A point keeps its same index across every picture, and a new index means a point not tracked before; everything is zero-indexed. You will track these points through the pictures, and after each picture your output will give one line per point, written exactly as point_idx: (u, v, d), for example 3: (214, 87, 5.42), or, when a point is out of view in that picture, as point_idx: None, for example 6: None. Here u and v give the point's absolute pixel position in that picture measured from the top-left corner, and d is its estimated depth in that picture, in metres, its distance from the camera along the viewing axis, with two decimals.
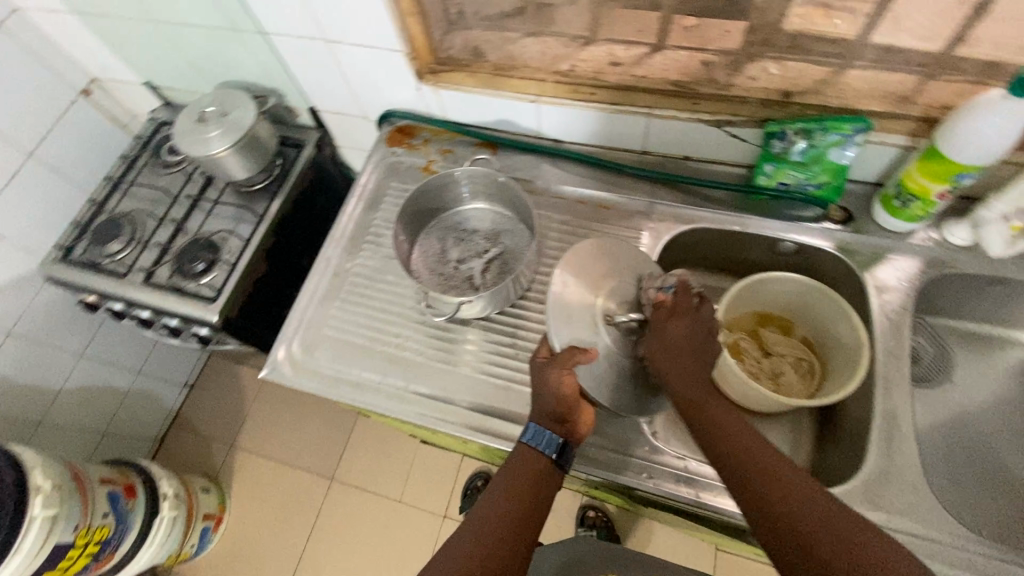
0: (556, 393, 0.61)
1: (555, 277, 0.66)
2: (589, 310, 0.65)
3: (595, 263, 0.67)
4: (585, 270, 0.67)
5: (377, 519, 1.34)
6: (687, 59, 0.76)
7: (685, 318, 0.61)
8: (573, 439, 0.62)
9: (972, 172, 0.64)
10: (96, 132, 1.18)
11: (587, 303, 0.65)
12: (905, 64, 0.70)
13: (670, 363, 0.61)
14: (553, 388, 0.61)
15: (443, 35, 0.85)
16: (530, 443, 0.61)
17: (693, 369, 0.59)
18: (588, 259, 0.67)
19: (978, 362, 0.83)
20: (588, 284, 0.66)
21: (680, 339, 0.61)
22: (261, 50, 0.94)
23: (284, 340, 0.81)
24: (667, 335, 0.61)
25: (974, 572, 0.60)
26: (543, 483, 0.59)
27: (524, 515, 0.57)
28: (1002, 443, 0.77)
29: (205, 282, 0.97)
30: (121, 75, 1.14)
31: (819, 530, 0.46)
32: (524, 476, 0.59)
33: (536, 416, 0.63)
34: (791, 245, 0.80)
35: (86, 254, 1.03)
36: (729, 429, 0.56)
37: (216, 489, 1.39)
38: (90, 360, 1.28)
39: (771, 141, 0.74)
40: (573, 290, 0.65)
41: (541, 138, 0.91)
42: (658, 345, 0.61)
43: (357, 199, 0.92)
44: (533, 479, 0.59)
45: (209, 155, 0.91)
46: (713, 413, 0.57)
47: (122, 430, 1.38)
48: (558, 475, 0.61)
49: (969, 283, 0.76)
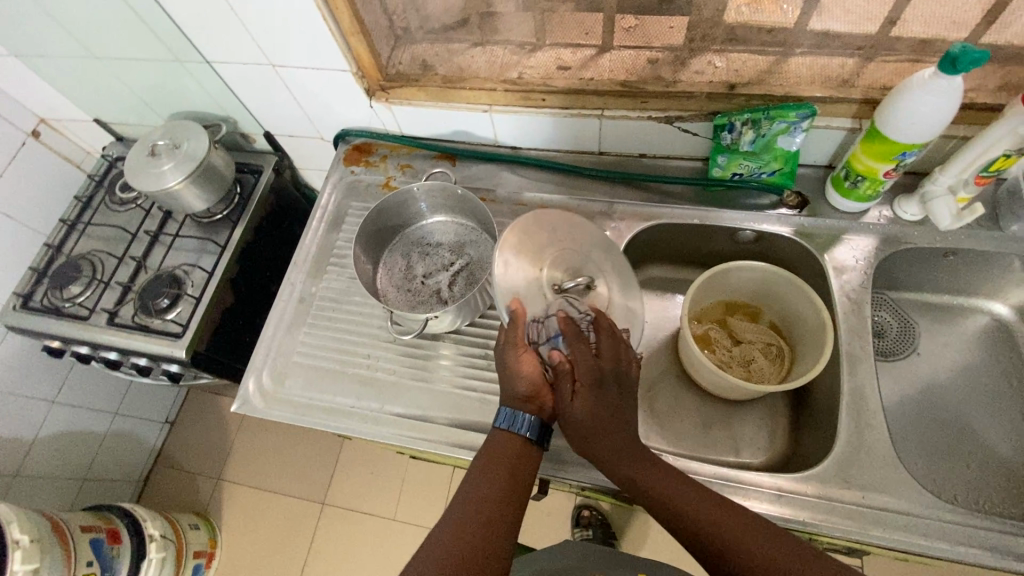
0: (520, 373, 0.60)
1: (496, 259, 0.60)
2: (536, 285, 0.62)
3: (539, 232, 0.64)
4: (524, 244, 0.63)
5: (373, 539, 1.32)
6: (633, 59, 0.77)
7: (586, 386, 0.58)
8: (547, 414, 0.61)
9: (914, 150, 0.65)
10: (48, 173, 1.16)
11: (532, 280, 0.62)
12: (842, 48, 0.72)
13: (598, 446, 0.59)
14: (516, 370, 0.60)
15: (391, 51, 0.84)
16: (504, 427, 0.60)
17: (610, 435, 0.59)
18: (531, 230, 0.64)
19: (942, 331, 0.85)
20: (531, 256, 0.63)
21: (598, 407, 0.58)
22: (209, 79, 0.93)
23: (254, 371, 0.80)
24: (582, 412, 0.58)
25: (952, 542, 0.61)
26: (522, 460, 0.59)
27: (506, 492, 0.57)
28: (969, 408, 0.79)
29: (170, 318, 0.95)
30: (69, 114, 1.11)
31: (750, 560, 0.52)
32: (502, 457, 0.59)
33: (508, 401, 0.62)
34: (751, 233, 0.81)
35: (45, 299, 1.00)
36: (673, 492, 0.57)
37: (205, 524, 1.36)
38: (62, 406, 1.25)
39: (721, 134, 0.75)
40: (516, 269, 0.61)
41: (498, 146, 0.91)
42: (580, 432, 0.59)
43: (318, 221, 0.91)
44: (511, 461, 0.59)
45: (164, 189, 0.90)
46: (649, 481, 0.58)
47: (102, 473, 1.36)
48: (537, 452, 0.61)
49: (924, 256, 0.78)
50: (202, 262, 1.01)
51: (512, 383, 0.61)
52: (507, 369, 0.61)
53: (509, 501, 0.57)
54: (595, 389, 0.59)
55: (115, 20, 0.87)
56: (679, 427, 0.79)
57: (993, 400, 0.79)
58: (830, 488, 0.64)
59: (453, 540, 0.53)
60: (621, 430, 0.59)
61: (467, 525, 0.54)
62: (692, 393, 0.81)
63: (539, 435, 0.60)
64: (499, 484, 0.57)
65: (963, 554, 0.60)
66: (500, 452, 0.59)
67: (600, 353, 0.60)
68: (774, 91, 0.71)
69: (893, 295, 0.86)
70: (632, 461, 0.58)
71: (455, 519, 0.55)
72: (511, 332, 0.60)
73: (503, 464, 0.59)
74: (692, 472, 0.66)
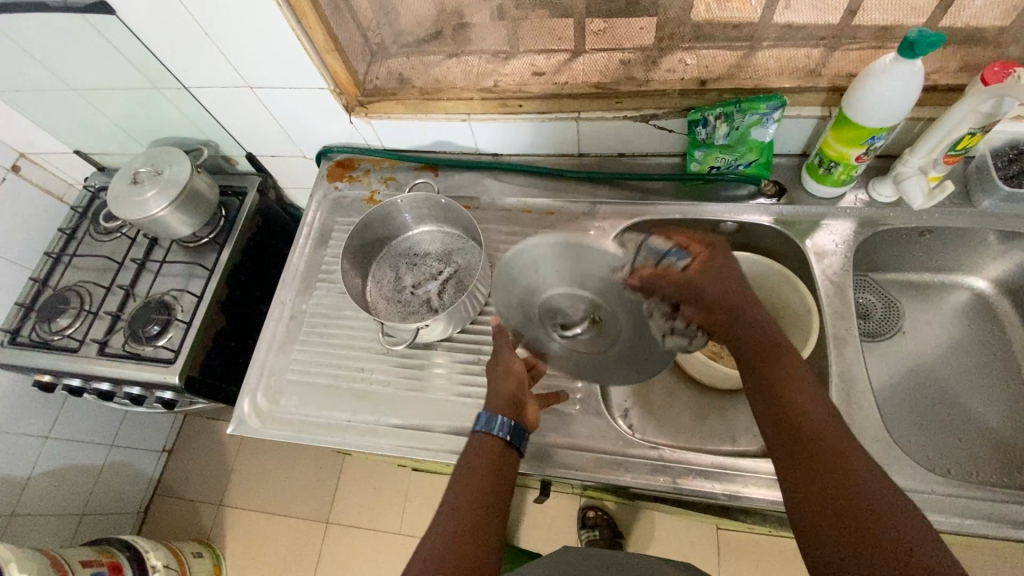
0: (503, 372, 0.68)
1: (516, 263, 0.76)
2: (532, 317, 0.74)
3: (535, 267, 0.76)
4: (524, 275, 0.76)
5: (379, 555, 1.32)
6: (606, 60, 0.78)
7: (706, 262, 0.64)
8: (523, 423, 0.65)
9: (883, 133, 0.67)
10: (32, 208, 1.15)
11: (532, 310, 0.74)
12: (807, 39, 0.74)
13: (726, 310, 0.60)
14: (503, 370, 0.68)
15: (367, 67, 0.85)
16: (482, 431, 0.62)
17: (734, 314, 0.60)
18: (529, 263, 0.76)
19: (925, 309, 0.86)
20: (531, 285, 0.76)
21: (712, 283, 0.62)
22: (188, 104, 0.93)
23: (248, 393, 0.80)
24: (699, 286, 0.62)
25: (946, 513, 0.61)
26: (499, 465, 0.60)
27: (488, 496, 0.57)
28: (958, 382, 0.80)
29: (162, 344, 0.95)
30: (48, 147, 1.11)
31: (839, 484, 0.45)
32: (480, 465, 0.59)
33: (488, 407, 0.64)
34: (732, 225, 0.83)
35: (34, 333, 0.99)
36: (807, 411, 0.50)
37: (208, 551, 1.35)
38: (57, 441, 1.24)
39: (696, 129, 0.76)
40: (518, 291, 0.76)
41: (479, 154, 0.93)
42: (704, 301, 0.62)
43: (305, 238, 0.92)
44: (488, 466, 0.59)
45: (148, 216, 0.90)
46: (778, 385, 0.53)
47: (101, 507, 1.34)
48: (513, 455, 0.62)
49: (901, 237, 0.80)
50: (192, 286, 1.01)
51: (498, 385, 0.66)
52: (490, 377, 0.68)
53: (499, 497, 0.58)
54: (711, 256, 0.64)
55: (91, 52, 0.87)
56: (675, 420, 0.79)
57: (980, 374, 0.81)
58: None
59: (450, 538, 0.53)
60: (751, 314, 0.59)
61: (461, 524, 0.54)
62: (685, 385, 0.82)
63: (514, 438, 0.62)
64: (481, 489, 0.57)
65: (958, 524, 0.61)
66: (478, 454, 0.60)
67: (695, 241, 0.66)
68: (744, 84, 0.72)
69: (876, 276, 0.88)
70: (778, 361, 0.55)
71: (447, 517, 0.55)
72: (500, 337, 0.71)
73: (483, 462, 0.60)
74: (690, 463, 0.67)
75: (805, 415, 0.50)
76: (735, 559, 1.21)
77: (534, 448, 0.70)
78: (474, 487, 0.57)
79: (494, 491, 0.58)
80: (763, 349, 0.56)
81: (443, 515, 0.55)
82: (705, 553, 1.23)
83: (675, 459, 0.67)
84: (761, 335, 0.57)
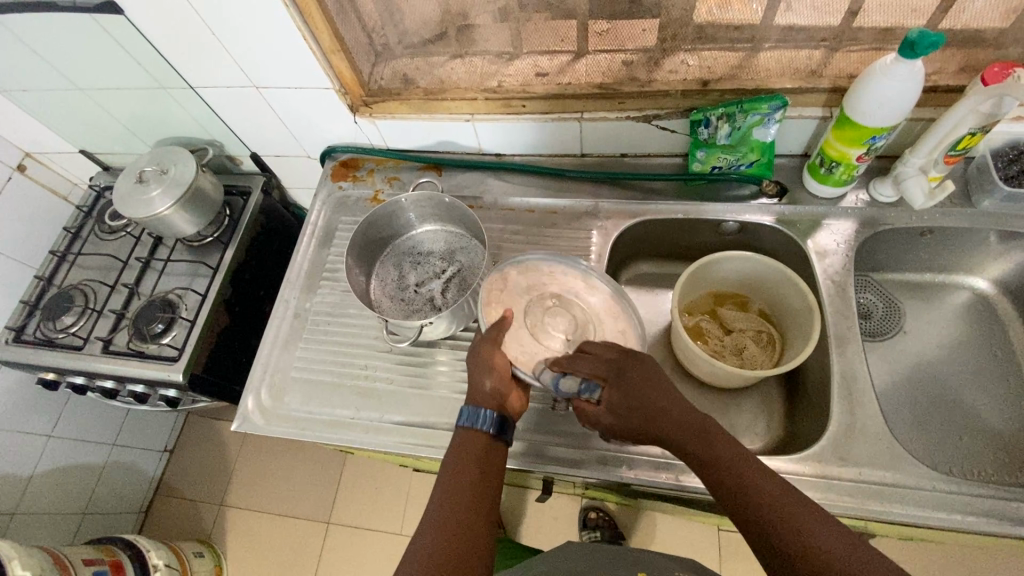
0: (487, 369, 0.64)
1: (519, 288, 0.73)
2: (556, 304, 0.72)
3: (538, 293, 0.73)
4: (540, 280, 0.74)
5: (380, 555, 1.32)
6: (609, 62, 0.79)
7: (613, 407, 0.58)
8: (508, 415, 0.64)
9: (883, 133, 0.67)
10: (38, 206, 1.16)
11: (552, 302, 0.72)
12: (808, 40, 0.75)
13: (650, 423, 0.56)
14: (484, 360, 0.64)
15: (372, 67, 0.86)
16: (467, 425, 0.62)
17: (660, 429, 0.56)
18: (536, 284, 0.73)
19: (927, 309, 0.87)
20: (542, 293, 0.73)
21: (633, 425, 0.57)
22: (194, 104, 0.94)
23: (252, 390, 0.80)
24: (619, 414, 0.58)
25: (947, 510, 0.62)
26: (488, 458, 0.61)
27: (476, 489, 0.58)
28: (959, 382, 0.81)
29: (166, 342, 0.95)
30: (54, 146, 1.12)
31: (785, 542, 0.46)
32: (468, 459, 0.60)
33: (469, 399, 0.64)
34: (734, 224, 0.83)
35: (39, 331, 1.00)
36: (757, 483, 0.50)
37: (209, 551, 1.35)
38: (60, 440, 1.24)
39: (698, 129, 0.77)
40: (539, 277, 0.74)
41: (483, 154, 0.93)
42: (631, 430, 0.58)
43: (309, 237, 0.92)
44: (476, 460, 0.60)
45: (153, 215, 0.91)
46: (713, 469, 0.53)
47: (102, 506, 1.35)
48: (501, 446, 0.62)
49: (902, 237, 0.80)
50: (195, 285, 1.02)
51: (476, 376, 0.64)
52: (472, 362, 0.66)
53: (483, 478, 0.59)
54: (612, 378, 0.60)
55: (98, 52, 0.88)
56: None
57: (981, 374, 0.81)
58: (827, 466, 0.66)
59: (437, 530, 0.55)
60: (664, 407, 0.56)
61: (448, 513, 0.56)
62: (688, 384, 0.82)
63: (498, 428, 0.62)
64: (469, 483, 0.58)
65: (960, 521, 0.61)
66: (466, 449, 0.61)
67: (593, 361, 0.61)
68: (746, 84, 0.73)
69: (877, 276, 0.88)
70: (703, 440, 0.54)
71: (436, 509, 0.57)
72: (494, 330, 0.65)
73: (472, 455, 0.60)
74: None
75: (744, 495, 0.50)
76: (736, 560, 1.21)
77: (536, 445, 0.71)
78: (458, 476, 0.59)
79: (478, 473, 0.59)
80: (694, 434, 0.54)
81: (431, 508, 0.57)
82: (706, 555, 1.23)
83: (677, 457, 0.68)
84: (683, 417, 0.55)
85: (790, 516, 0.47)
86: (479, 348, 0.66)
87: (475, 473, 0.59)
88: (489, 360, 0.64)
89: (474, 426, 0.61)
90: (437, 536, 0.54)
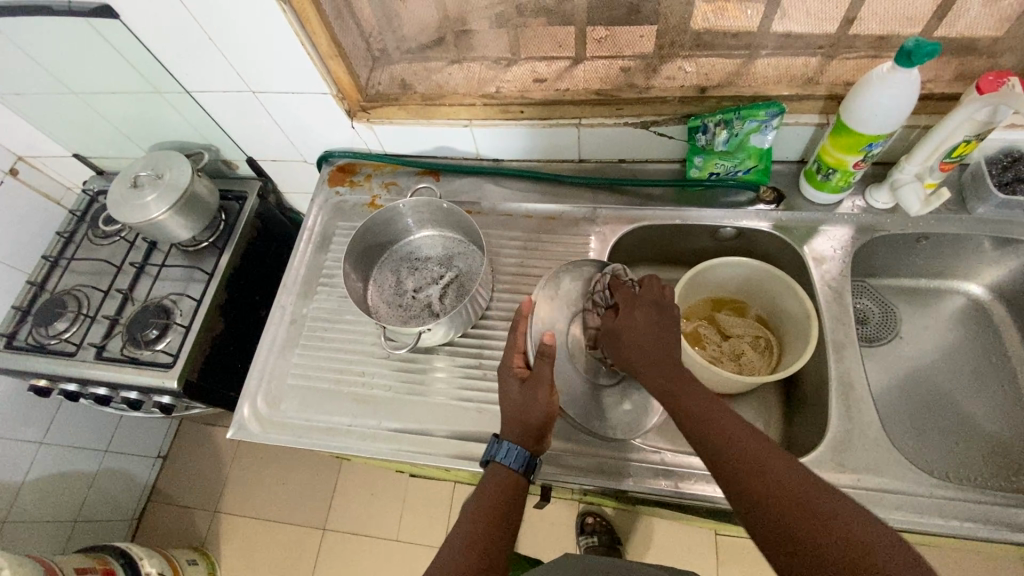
0: (543, 412, 0.62)
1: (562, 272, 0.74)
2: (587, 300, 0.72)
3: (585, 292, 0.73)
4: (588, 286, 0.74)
5: (376, 561, 1.31)
6: (607, 68, 0.79)
7: (631, 309, 0.64)
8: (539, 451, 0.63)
9: (880, 140, 0.68)
10: (30, 211, 1.14)
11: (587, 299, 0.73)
12: (805, 48, 0.76)
13: (637, 335, 0.61)
14: (542, 404, 0.62)
15: (369, 73, 0.86)
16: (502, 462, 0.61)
17: (648, 340, 0.61)
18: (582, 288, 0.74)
19: (922, 314, 0.87)
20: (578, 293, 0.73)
21: (625, 327, 0.63)
22: (189, 107, 0.93)
23: (248, 397, 0.79)
24: (618, 324, 0.64)
25: (945, 516, 0.62)
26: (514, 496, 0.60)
27: (495, 524, 0.57)
28: (955, 387, 0.81)
29: (160, 349, 0.95)
30: (48, 150, 1.11)
31: (720, 442, 0.51)
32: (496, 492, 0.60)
33: (504, 431, 0.63)
34: (731, 230, 0.83)
35: (31, 337, 0.99)
36: (745, 440, 0.51)
37: (203, 558, 1.33)
38: (51, 446, 1.22)
39: (696, 135, 0.77)
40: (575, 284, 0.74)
41: (481, 159, 0.93)
42: (619, 340, 0.63)
43: (305, 243, 0.91)
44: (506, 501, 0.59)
45: (149, 220, 0.90)
46: (668, 381, 0.57)
47: (94, 514, 1.33)
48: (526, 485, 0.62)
49: (899, 243, 0.81)
50: (190, 290, 1.01)
51: (525, 415, 0.62)
52: (514, 397, 0.64)
53: (512, 504, 0.60)
54: (633, 304, 0.64)
55: (94, 56, 0.88)
56: None
57: (975, 379, 0.81)
58: (825, 473, 0.66)
59: (466, 550, 0.55)
60: (668, 341, 0.60)
61: (478, 529, 0.57)
62: None
63: (533, 474, 0.62)
64: (488, 519, 0.57)
65: (958, 527, 0.61)
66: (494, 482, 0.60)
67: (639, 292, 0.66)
68: (744, 91, 0.73)
69: (873, 282, 0.89)
70: (672, 372, 0.58)
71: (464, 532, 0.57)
72: (544, 370, 0.63)
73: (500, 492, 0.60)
74: (692, 467, 0.68)
75: (690, 402, 0.55)
76: (734, 562, 1.22)
77: None
78: (490, 502, 0.59)
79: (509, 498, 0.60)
80: (656, 359, 0.59)
81: (456, 536, 0.57)
82: (702, 559, 1.23)
83: (676, 463, 0.68)
84: (650, 343, 0.61)
85: (711, 424, 0.53)
86: (529, 388, 0.63)
87: (507, 499, 0.59)
88: (550, 406, 0.62)
89: (515, 468, 0.61)
90: (465, 559, 0.54)
